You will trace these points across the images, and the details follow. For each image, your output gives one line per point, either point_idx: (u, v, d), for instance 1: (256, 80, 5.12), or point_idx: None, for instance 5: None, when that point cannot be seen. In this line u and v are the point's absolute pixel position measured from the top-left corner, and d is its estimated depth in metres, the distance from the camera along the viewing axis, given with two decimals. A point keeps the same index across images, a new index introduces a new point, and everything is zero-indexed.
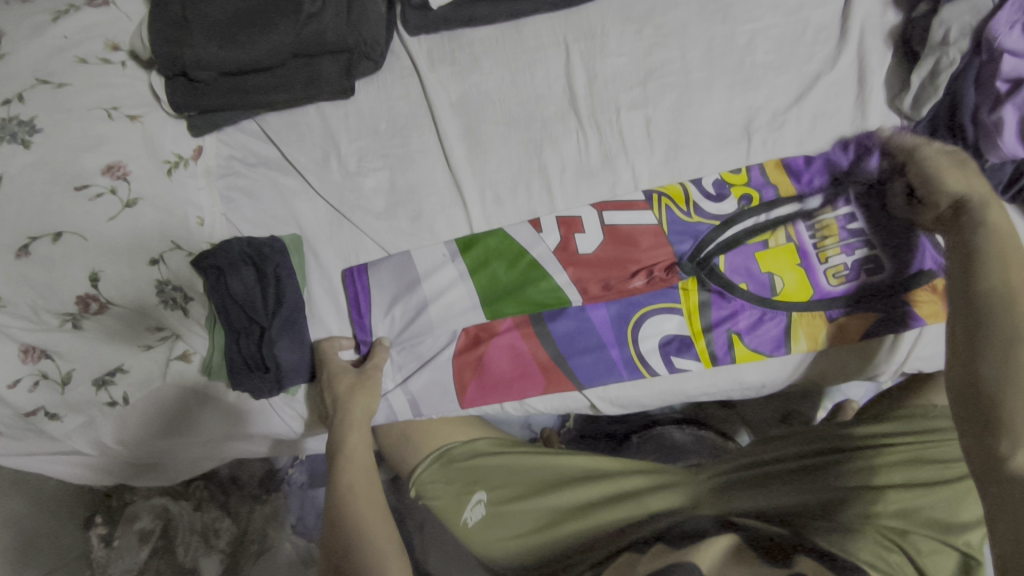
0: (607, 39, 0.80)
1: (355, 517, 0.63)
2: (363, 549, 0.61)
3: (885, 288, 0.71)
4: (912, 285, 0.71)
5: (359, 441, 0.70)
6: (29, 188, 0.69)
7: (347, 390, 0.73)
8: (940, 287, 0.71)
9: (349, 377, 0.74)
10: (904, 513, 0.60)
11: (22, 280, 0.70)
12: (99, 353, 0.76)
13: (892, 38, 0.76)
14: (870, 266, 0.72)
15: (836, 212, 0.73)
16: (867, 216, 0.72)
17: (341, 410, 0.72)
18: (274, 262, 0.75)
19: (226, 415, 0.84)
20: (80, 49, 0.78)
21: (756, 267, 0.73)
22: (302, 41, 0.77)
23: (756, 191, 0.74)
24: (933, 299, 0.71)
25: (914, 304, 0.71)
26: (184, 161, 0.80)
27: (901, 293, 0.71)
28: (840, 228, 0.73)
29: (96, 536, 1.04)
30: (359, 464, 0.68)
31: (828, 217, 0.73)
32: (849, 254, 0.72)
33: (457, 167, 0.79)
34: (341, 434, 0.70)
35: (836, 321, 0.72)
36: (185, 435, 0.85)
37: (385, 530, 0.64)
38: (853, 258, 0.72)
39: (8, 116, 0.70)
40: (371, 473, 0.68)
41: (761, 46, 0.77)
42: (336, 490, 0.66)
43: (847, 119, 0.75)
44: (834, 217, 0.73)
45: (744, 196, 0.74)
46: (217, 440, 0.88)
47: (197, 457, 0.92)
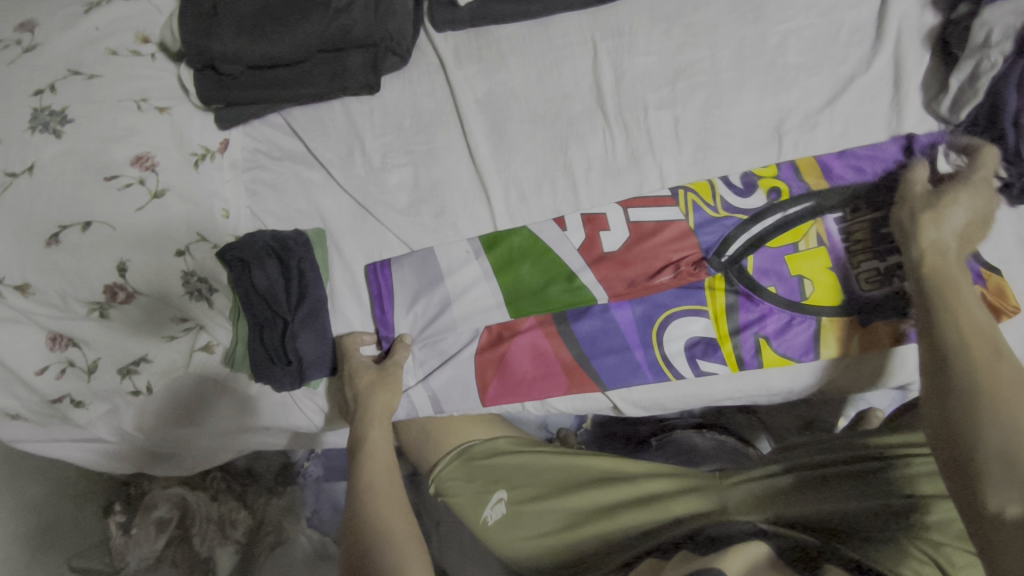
0: (636, 38, 0.80)
1: (375, 512, 0.63)
2: (387, 542, 0.60)
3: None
4: None
5: (381, 437, 0.69)
6: (60, 178, 0.70)
7: (371, 386, 0.73)
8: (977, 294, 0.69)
9: (371, 374, 0.74)
10: (940, 525, 0.58)
11: (53, 268, 0.71)
12: (124, 343, 0.76)
13: (930, 40, 0.74)
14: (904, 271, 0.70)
15: (871, 214, 0.71)
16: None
17: (363, 406, 0.72)
18: (298, 256, 0.75)
19: (242, 407, 0.84)
20: (111, 41, 0.78)
21: (785, 269, 0.72)
22: (330, 36, 0.77)
23: (784, 185, 0.73)
24: None
25: None
26: (211, 154, 0.80)
27: None
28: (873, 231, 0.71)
29: (115, 524, 1.06)
30: (380, 460, 0.68)
31: (861, 219, 0.71)
32: (882, 258, 0.70)
33: (482, 164, 0.79)
34: (363, 430, 0.70)
35: (866, 326, 0.71)
36: (200, 423, 0.86)
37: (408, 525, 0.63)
38: (886, 262, 0.70)
39: (41, 106, 0.72)
40: (392, 469, 0.68)
41: (793, 46, 0.76)
42: (357, 485, 0.65)
43: (881, 121, 0.73)
44: (868, 219, 0.71)
45: (773, 190, 0.73)
46: (231, 431, 0.88)
47: (213, 448, 0.92)
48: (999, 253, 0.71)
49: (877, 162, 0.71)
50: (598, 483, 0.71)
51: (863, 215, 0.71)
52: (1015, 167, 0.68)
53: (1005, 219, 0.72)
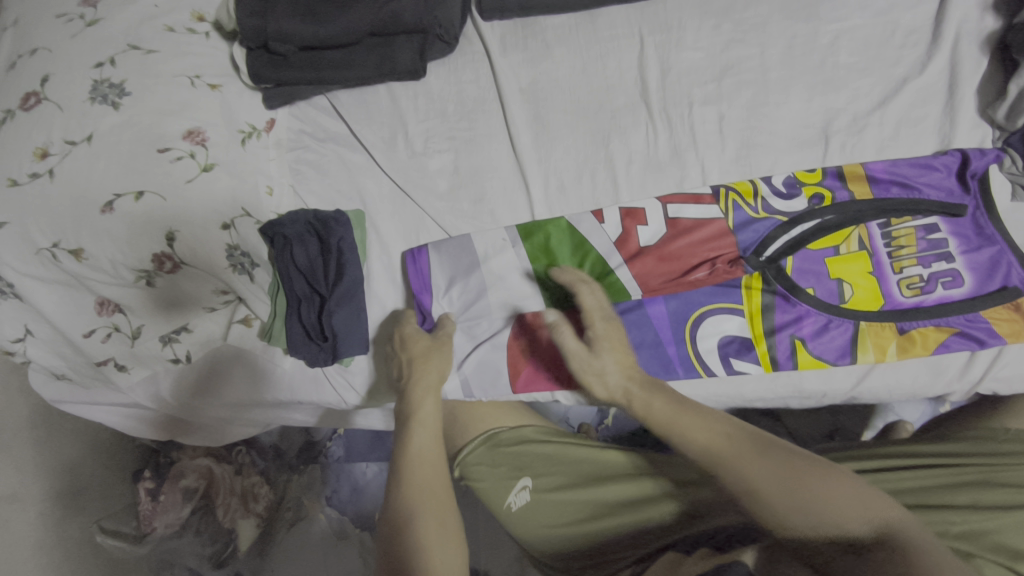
0: (684, 33, 0.79)
1: (411, 481, 0.63)
2: (419, 514, 0.61)
3: (965, 303, 0.67)
4: (995, 301, 0.67)
5: (430, 409, 0.69)
6: (116, 147, 0.73)
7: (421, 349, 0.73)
8: None
9: (422, 343, 0.73)
10: (970, 535, 0.57)
11: (106, 235, 0.73)
12: (168, 311, 0.79)
13: (988, 45, 0.72)
14: (947, 280, 0.68)
15: (916, 221, 0.70)
16: (949, 226, 0.69)
17: (414, 373, 0.71)
18: (337, 235, 0.77)
19: (254, 378, 0.85)
20: (169, 19, 0.81)
21: (825, 272, 0.71)
22: (380, 20, 0.78)
23: (828, 192, 0.71)
24: (1014, 317, 0.68)
25: (992, 321, 0.68)
26: (257, 132, 0.82)
27: (980, 309, 0.68)
28: (918, 238, 0.69)
29: (143, 490, 1.09)
30: (429, 434, 0.67)
31: (906, 225, 0.70)
32: (925, 266, 0.69)
33: (523, 153, 0.79)
34: (411, 402, 0.70)
35: (906, 333, 0.70)
36: (217, 393, 0.87)
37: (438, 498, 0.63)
38: (930, 270, 0.69)
39: (101, 78, 0.74)
40: (441, 446, 0.68)
41: (845, 47, 0.75)
42: (403, 455, 0.65)
43: (933, 126, 0.72)
44: (913, 226, 0.70)
45: (816, 196, 0.71)
46: (247, 403, 0.89)
47: (223, 418, 0.94)
48: None
49: (922, 168, 0.70)
50: (625, 476, 0.72)
51: (909, 220, 0.70)
52: None
53: None
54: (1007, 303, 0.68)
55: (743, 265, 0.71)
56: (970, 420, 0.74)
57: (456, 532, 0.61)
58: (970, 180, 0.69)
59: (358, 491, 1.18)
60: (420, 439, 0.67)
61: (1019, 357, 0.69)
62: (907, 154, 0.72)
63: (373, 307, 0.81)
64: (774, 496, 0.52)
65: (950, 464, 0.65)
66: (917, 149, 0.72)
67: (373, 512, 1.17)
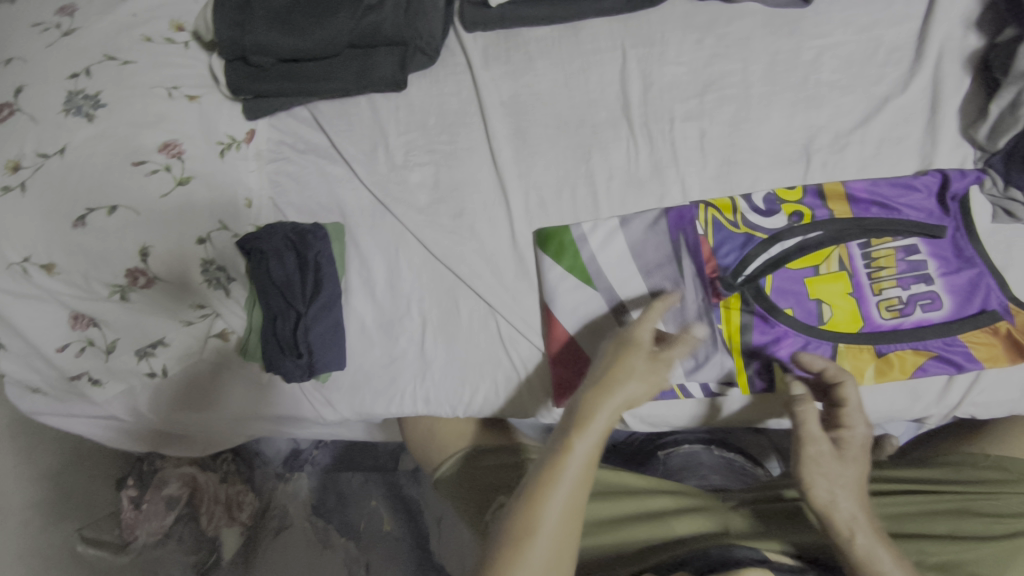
0: (667, 47, 0.78)
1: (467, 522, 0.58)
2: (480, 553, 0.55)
3: (943, 327, 0.67)
4: (971, 324, 0.67)
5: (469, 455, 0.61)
6: (89, 161, 0.72)
7: (615, 358, 0.58)
8: (1002, 329, 0.67)
9: (641, 364, 0.57)
10: (944, 566, 0.57)
11: (79, 250, 0.72)
12: (143, 324, 0.78)
13: (971, 64, 0.71)
14: (926, 303, 0.68)
15: (896, 242, 0.69)
16: (929, 248, 0.68)
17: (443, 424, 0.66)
18: (315, 249, 0.76)
19: (258, 392, 0.85)
20: (146, 28, 0.80)
21: (804, 292, 0.70)
22: (360, 32, 0.77)
23: (808, 210, 0.71)
24: (991, 341, 0.67)
25: (970, 345, 0.67)
26: (237, 143, 0.82)
27: (958, 332, 0.67)
28: (898, 258, 0.69)
29: (126, 498, 1.06)
30: (585, 467, 0.52)
31: (886, 245, 0.69)
32: (905, 288, 0.68)
33: (503, 168, 0.78)
34: (569, 440, 0.52)
35: (884, 355, 0.69)
36: (214, 408, 0.87)
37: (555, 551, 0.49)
38: (909, 292, 0.68)
39: (75, 90, 0.74)
40: (586, 486, 0.52)
41: (828, 64, 0.74)
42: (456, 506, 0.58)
43: (914, 146, 0.71)
44: (893, 247, 0.69)
45: (795, 214, 0.71)
46: (247, 416, 0.88)
47: (224, 432, 0.94)
48: None
49: (902, 189, 0.69)
50: (601, 495, 0.72)
51: (888, 241, 0.69)
52: None
53: None
54: (987, 327, 0.67)
55: (718, 284, 0.70)
56: (949, 444, 0.75)
57: (569, 561, 0.50)
58: (949, 202, 0.69)
59: (342, 501, 1.17)
60: (566, 487, 0.51)
61: (996, 381, 0.68)
62: (887, 173, 0.71)
63: (350, 321, 0.81)
64: None
65: (927, 492, 0.65)
66: (897, 169, 0.71)
67: (358, 522, 1.15)
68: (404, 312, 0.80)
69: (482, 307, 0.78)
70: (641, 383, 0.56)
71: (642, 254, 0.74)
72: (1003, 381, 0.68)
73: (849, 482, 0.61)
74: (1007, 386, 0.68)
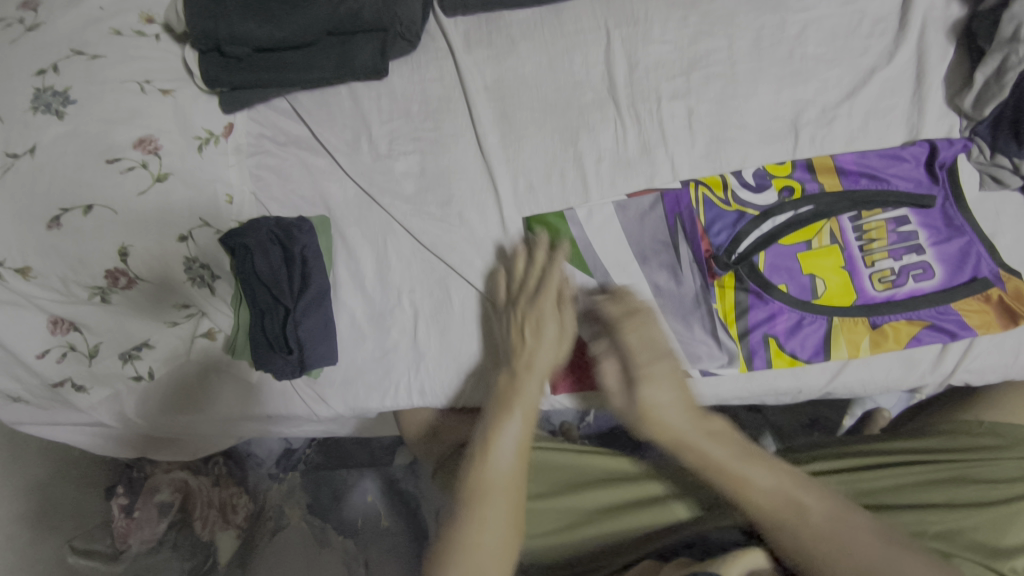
0: (651, 26, 0.77)
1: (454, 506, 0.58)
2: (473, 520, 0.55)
3: (935, 296, 0.68)
4: (963, 293, 0.67)
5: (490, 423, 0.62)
6: (61, 160, 0.69)
7: (535, 319, 0.68)
8: (994, 296, 0.67)
9: (552, 331, 0.68)
10: (947, 535, 0.58)
11: (54, 252, 0.70)
12: (125, 327, 0.76)
13: (955, 33, 0.70)
14: (917, 273, 0.68)
15: (886, 213, 0.69)
16: (918, 218, 0.69)
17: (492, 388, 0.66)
18: (301, 243, 0.75)
19: (245, 394, 0.84)
20: (114, 21, 0.77)
21: (797, 267, 0.71)
22: (337, 19, 0.75)
23: (798, 184, 0.71)
24: (983, 308, 0.68)
25: (962, 313, 0.68)
26: (215, 138, 0.79)
27: (950, 300, 0.68)
28: (889, 230, 0.69)
29: (117, 507, 1.04)
30: (526, 413, 0.62)
31: (877, 217, 0.69)
32: (896, 258, 0.69)
33: (490, 153, 0.77)
34: (516, 388, 0.64)
35: (878, 327, 0.70)
36: (204, 409, 0.85)
37: (510, 480, 0.58)
38: (901, 263, 0.69)
39: (43, 86, 0.71)
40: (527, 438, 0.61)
41: (813, 37, 0.73)
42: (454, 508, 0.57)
43: (901, 118, 0.70)
44: (884, 218, 0.69)
45: (785, 189, 0.71)
46: (235, 419, 0.87)
47: (214, 434, 0.91)
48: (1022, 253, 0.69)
49: (888, 160, 0.70)
50: (601, 482, 0.72)
51: (877, 212, 0.70)
52: None
53: None
54: (976, 295, 0.68)
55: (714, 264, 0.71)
56: (947, 412, 0.74)
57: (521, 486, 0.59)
58: (937, 170, 0.69)
59: (338, 501, 1.16)
60: (514, 432, 0.60)
61: (989, 348, 0.69)
62: (875, 146, 0.70)
63: (341, 315, 0.80)
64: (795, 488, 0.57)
65: (926, 461, 0.65)
66: (885, 142, 0.70)
67: (356, 520, 1.15)
68: (395, 303, 0.79)
69: (474, 296, 0.78)
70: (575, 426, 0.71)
71: (635, 238, 0.74)
72: (995, 347, 0.69)
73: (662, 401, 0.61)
74: (999, 351, 0.69)
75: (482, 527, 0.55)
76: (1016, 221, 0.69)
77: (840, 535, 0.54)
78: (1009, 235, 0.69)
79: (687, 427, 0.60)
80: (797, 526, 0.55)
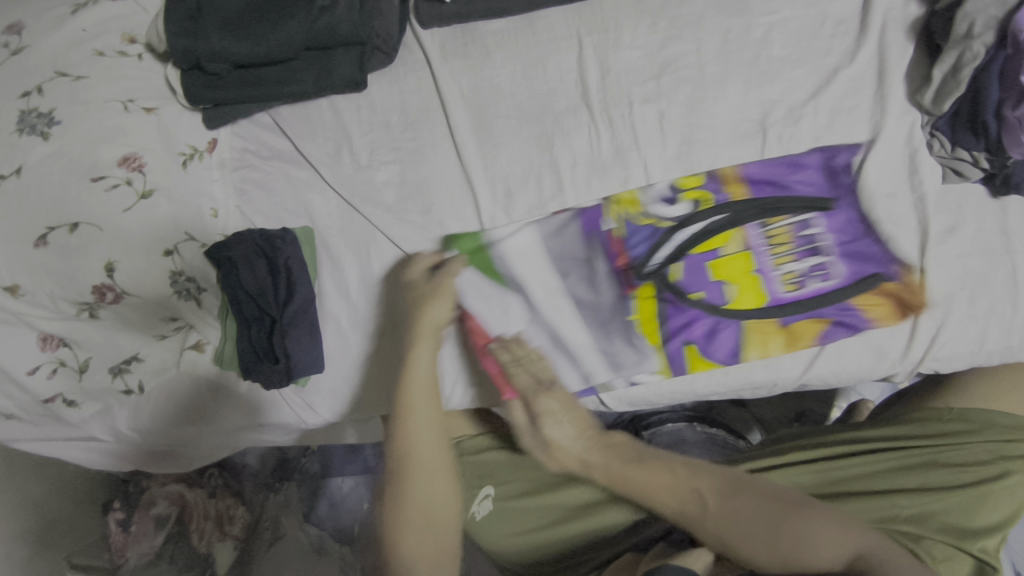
0: (621, 32, 0.79)
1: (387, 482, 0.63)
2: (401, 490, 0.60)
3: (834, 294, 0.70)
4: (862, 290, 0.70)
5: (415, 376, 0.66)
6: (47, 180, 0.71)
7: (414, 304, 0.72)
8: (889, 291, 0.70)
9: (429, 292, 0.72)
10: (917, 518, 0.60)
11: (42, 270, 0.72)
12: (114, 341, 0.77)
13: (914, 31, 0.71)
14: (822, 274, 0.71)
15: (793, 219, 0.72)
16: (826, 221, 0.72)
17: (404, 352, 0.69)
18: (285, 254, 0.77)
19: (243, 409, 0.85)
20: (97, 42, 0.79)
21: (709, 275, 0.73)
22: (314, 34, 0.77)
23: (706, 195, 0.74)
24: (881, 303, 0.70)
25: (861, 307, 0.70)
26: (199, 153, 0.82)
27: (853, 297, 0.70)
28: (792, 235, 0.72)
29: (114, 522, 1.06)
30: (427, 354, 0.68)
31: (779, 224, 0.72)
32: (801, 261, 0.72)
33: (468, 162, 0.79)
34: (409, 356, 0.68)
35: (787, 327, 0.72)
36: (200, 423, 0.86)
37: (431, 426, 0.64)
38: (805, 264, 0.72)
39: (29, 108, 0.73)
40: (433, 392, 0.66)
41: (778, 39, 0.75)
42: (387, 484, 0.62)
43: (865, 116, 0.72)
44: (789, 224, 0.72)
45: (694, 200, 0.74)
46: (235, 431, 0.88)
47: (215, 445, 0.92)
48: (981, 245, 0.69)
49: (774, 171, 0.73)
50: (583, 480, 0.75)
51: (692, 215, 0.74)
52: (997, 159, 0.65)
53: (989, 210, 0.69)
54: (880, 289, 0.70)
55: (630, 276, 0.75)
56: (919, 396, 0.75)
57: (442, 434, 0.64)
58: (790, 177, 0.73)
59: (337, 505, 1.18)
60: (421, 375, 0.66)
61: (956, 335, 0.68)
62: (840, 143, 0.72)
63: (326, 325, 0.82)
64: (686, 474, 0.60)
65: (897, 447, 0.67)
66: (850, 139, 0.72)
67: (352, 527, 1.16)
68: (380, 311, 0.81)
69: None
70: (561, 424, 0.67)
71: (555, 255, 0.77)
72: (961, 335, 0.68)
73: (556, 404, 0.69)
74: (965, 339, 0.68)
75: (414, 489, 0.60)
76: (978, 213, 0.69)
77: (779, 533, 0.53)
78: (969, 227, 0.69)
79: (581, 446, 0.66)
80: (739, 545, 0.54)
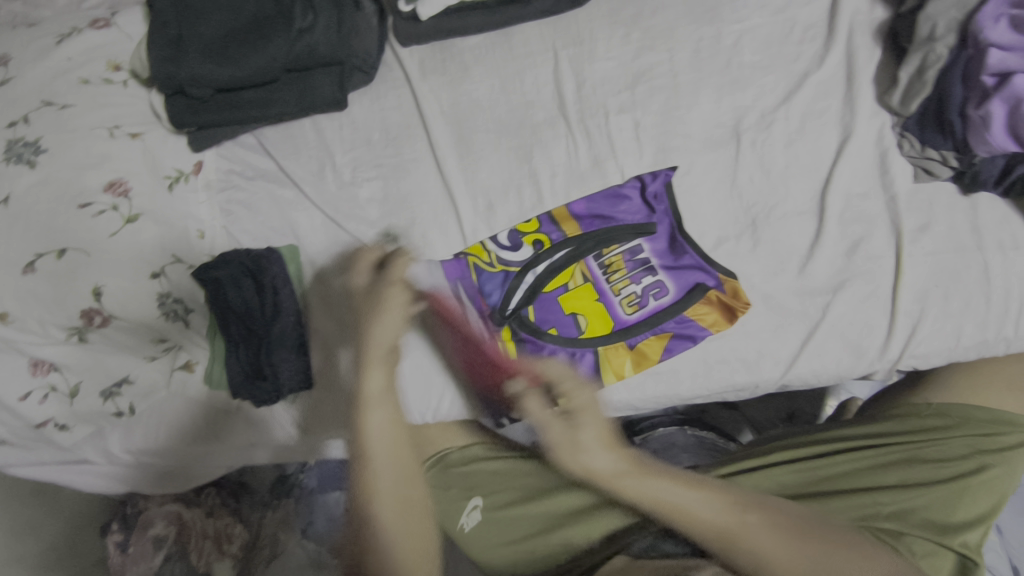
0: (595, 44, 0.81)
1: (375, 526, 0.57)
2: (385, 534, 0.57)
3: (672, 309, 0.72)
4: (690, 302, 0.72)
5: (377, 418, 0.58)
6: (34, 209, 0.73)
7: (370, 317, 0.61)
8: (715, 298, 0.72)
9: (388, 314, 0.61)
10: (899, 514, 0.62)
11: (31, 295, 0.73)
12: (104, 364, 0.78)
13: (880, 34, 0.73)
14: (656, 291, 0.73)
15: (622, 247, 0.75)
16: (650, 245, 0.75)
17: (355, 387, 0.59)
18: (271, 273, 0.78)
19: (244, 427, 0.84)
20: (83, 71, 0.81)
21: (559, 309, 0.74)
22: (294, 56, 0.79)
23: (546, 236, 0.76)
24: (712, 309, 0.72)
25: (695, 317, 0.72)
26: (185, 176, 0.83)
27: (682, 309, 0.72)
28: (626, 261, 0.75)
29: (112, 544, 1.06)
30: (386, 398, 0.59)
31: (614, 252, 0.75)
32: (637, 282, 0.74)
33: (449, 177, 0.80)
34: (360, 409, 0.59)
35: (635, 348, 0.73)
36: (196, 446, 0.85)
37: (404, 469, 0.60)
38: (642, 284, 0.74)
39: (15, 137, 0.75)
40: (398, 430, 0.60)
41: (748, 46, 0.76)
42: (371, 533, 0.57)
43: (836, 118, 0.73)
44: (620, 252, 0.75)
45: (536, 242, 0.76)
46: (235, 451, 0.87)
47: (212, 467, 0.91)
48: (954, 241, 0.69)
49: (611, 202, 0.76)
50: (568, 486, 0.75)
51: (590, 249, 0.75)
52: (965, 157, 0.66)
53: (960, 208, 0.69)
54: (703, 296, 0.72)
55: (490, 322, 0.75)
56: (898, 395, 0.75)
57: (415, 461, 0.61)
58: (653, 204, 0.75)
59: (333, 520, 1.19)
60: (380, 417, 0.59)
61: (931, 333, 0.68)
62: (813, 146, 0.73)
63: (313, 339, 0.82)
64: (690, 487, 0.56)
65: (879, 444, 0.67)
66: (822, 141, 0.73)
67: None
68: None
69: None
70: (603, 453, 0.54)
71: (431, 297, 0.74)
72: (937, 332, 0.68)
73: (595, 438, 0.55)
74: (941, 335, 0.68)
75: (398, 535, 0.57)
76: (949, 210, 0.69)
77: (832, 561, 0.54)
78: (941, 224, 0.69)
79: (618, 465, 0.55)
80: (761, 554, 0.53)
